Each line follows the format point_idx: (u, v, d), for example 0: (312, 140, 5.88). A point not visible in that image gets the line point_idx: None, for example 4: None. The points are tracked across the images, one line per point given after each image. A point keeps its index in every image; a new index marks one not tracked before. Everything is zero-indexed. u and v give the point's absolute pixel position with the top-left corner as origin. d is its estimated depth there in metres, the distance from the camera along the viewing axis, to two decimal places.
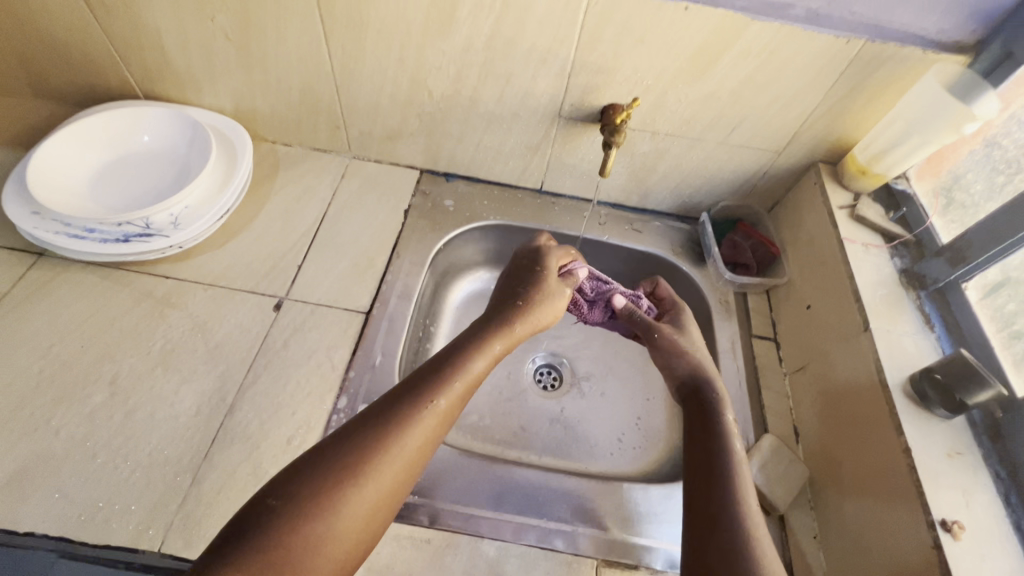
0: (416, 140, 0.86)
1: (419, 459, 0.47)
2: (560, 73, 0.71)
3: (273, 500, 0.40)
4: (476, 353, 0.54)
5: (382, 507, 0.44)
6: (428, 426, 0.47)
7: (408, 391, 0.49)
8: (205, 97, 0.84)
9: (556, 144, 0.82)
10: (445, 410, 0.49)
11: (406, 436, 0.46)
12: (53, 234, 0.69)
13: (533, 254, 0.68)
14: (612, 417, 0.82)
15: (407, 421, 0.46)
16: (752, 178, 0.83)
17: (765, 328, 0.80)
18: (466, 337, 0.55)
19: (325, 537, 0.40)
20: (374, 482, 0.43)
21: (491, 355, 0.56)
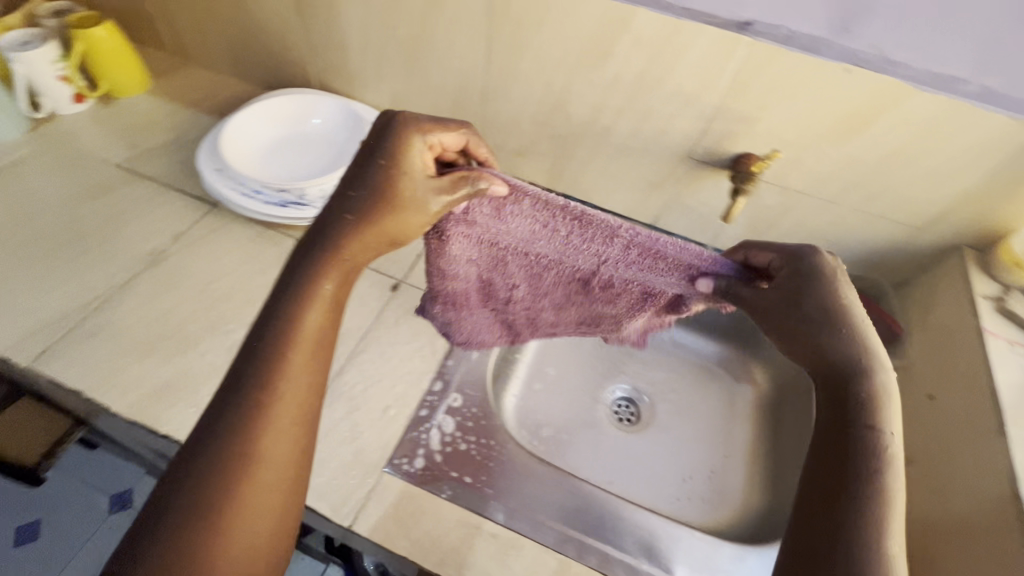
0: (543, 158, 0.91)
1: (296, 453, 0.47)
2: (700, 116, 0.73)
3: (182, 501, 0.43)
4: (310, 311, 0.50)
5: (271, 518, 0.45)
6: (297, 380, 0.48)
7: (265, 357, 0.48)
8: (368, 94, 0.95)
9: (679, 183, 0.84)
10: (289, 395, 0.48)
11: (256, 428, 0.46)
12: (230, 190, 0.81)
13: (379, 136, 0.54)
14: (684, 460, 0.83)
15: (249, 425, 0.46)
16: (882, 251, 0.79)
17: None
18: (271, 295, 0.51)
19: (221, 552, 0.42)
20: (252, 494, 0.44)
21: (320, 300, 0.51)
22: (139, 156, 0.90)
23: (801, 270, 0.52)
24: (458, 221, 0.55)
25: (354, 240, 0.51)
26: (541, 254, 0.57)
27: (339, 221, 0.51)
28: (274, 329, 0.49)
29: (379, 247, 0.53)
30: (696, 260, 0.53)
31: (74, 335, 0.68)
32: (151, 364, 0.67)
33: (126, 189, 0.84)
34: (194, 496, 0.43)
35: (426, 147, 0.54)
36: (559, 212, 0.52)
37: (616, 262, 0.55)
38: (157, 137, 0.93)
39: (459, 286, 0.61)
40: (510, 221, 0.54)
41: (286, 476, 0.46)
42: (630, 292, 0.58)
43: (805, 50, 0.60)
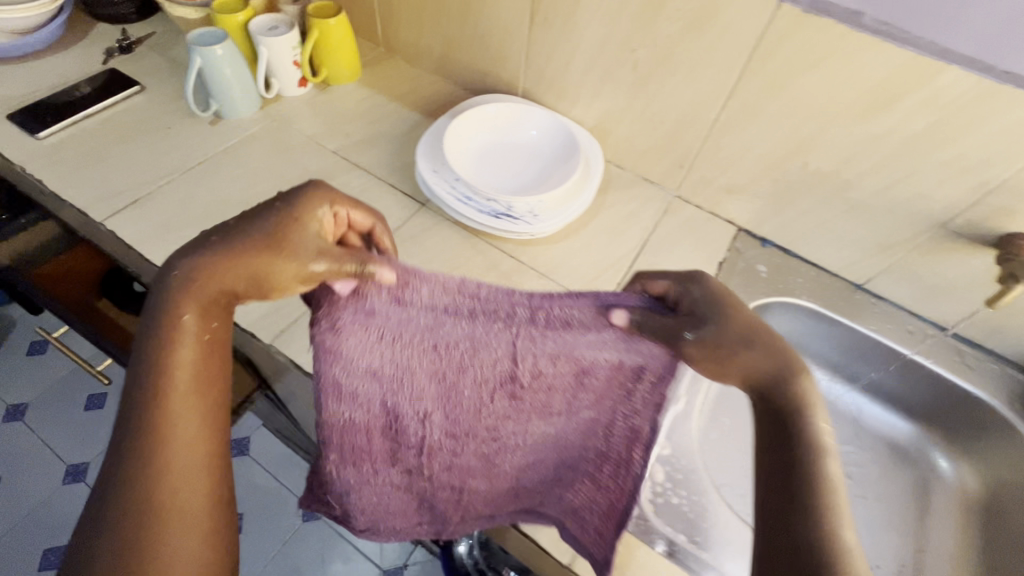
0: (753, 200, 0.86)
1: (209, 444, 0.49)
2: (976, 187, 0.66)
3: (116, 491, 0.46)
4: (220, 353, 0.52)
5: (200, 512, 0.47)
6: (187, 358, 0.50)
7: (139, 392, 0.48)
8: (575, 109, 0.93)
9: (916, 251, 0.77)
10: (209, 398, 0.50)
11: (174, 423, 0.48)
12: (446, 194, 0.83)
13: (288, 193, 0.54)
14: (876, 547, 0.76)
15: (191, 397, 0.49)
16: None
17: None
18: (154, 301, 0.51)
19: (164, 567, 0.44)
20: (184, 490, 0.47)
21: (205, 299, 0.51)
22: (352, 146, 0.93)
23: (698, 298, 0.51)
24: (349, 328, 0.52)
25: (217, 257, 0.51)
26: (451, 344, 0.54)
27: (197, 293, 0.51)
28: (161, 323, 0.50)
29: (241, 280, 0.51)
30: (594, 307, 0.48)
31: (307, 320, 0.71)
32: None
33: (345, 180, 0.88)
34: (138, 506, 0.45)
35: (330, 213, 0.55)
36: (460, 292, 0.50)
37: (525, 336, 0.51)
38: (368, 129, 0.96)
39: (360, 416, 0.59)
40: (364, 303, 0.50)
41: (207, 456, 0.49)
42: (563, 384, 0.56)
43: None
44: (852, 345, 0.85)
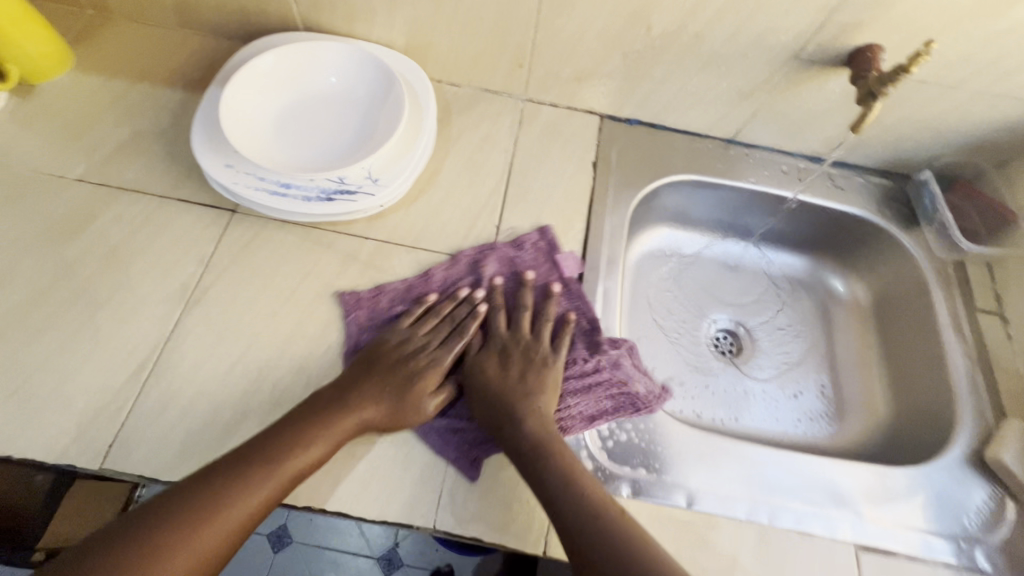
0: (608, 82, 0.76)
1: (258, 513, 0.49)
2: (820, 9, 0.61)
3: (151, 521, 0.46)
4: (356, 406, 0.55)
5: (229, 544, 0.47)
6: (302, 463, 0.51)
7: (249, 464, 0.50)
8: (376, 30, 0.75)
9: (774, 91, 0.73)
10: (311, 456, 0.52)
11: (275, 469, 0.50)
12: (254, 190, 0.64)
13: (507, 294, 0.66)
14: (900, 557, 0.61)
15: (301, 443, 0.52)
16: (991, 132, 0.74)
17: (990, 302, 0.75)
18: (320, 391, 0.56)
19: (187, 544, 0.45)
20: (239, 509, 0.48)
21: (349, 428, 0.54)
22: (105, 162, 0.69)
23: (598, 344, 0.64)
24: (421, 275, 0.66)
25: (369, 391, 0.56)
26: (437, 270, 0.67)
27: (393, 368, 0.58)
28: (334, 408, 0.54)
29: (384, 400, 0.56)
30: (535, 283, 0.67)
31: (140, 417, 0.55)
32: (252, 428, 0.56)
33: (112, 213, 0.65)
34: (211, 496, 0.47)
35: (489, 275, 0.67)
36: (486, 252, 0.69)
37: (503, 263, 0.69)
38: (117, 132, 0.71)
39: (394, 288, 0.65)
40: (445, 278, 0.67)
41: (253, 511, 0.48)
42: (507, 286, 0.67)
43: None
44: (737, 203, 0.84)
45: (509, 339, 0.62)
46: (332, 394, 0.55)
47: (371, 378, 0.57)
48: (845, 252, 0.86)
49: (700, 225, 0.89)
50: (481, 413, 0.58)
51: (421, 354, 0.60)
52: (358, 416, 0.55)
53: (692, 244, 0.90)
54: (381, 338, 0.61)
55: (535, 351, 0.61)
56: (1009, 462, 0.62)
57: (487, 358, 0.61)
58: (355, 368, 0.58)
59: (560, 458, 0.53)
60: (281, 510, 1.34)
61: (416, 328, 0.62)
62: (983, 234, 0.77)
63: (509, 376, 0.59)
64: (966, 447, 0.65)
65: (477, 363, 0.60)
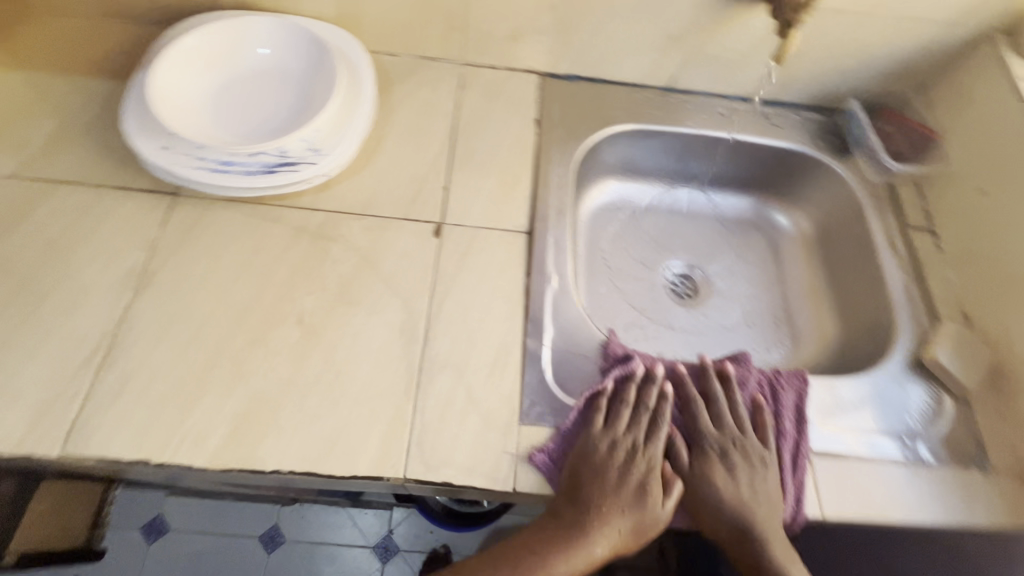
0: (543, 38, 0.78)
1: None
2: None
3: None
4: (593, 537, 0.53)
5: None
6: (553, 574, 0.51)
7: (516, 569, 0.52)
8: (305, 2, 0.74)
9: (703, 32, 0.75)
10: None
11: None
12: (193, 169, 0.63)
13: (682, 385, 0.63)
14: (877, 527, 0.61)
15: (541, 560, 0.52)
16: (909, 56, 0.78)
17: (920, 218, 0.79)
18: (545, 521, 0.54)
19: None
20: None
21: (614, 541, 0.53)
22: (35, 156, 0.67)
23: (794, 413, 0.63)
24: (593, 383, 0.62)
25: (617, 521, 0.54)
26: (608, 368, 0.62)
27: (609, 475, 0.55)
28: (563, 544, 0.52)
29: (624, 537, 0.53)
30: (691, 370, 0.65)
31: (97, 402, 0.54)
32: (213, 401, 0.55)
33: (48, 206, 0.64)
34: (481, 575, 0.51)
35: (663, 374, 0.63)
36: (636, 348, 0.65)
37: (657, 357, 0.65)
38: (45, 125, 0.69)
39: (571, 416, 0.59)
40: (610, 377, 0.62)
41: None
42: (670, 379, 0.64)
43: None
44: (681, 149, 0.86)
45: (718, 437, 0.59)
46: (560, 532, 0.53)
47: (620, 498, 0.55)
48: (788, 188, 0.89)
49: (648, 174, 0.91)
50: (710, 524, 0.56)
51: (630, 453, 0.57)
52: (613, 526, 0.53)
53: (643, 195, 0.92)
54: (596, 473, 0.55)
55: (748, 446, 0.59)
56: (942, 361, 0.67)
57: (710, 460, 0.58)
58: (563, 513, 0.54)
59: (761, 539, 0.55)
60: (272, 510, 1.31)
61: (614, 428, 0.58)
62: (909, 156, 0.81)
63: (742, 489, 0.57)
64: (905, 352, 0.69)
65: (703, 475, 0.58)
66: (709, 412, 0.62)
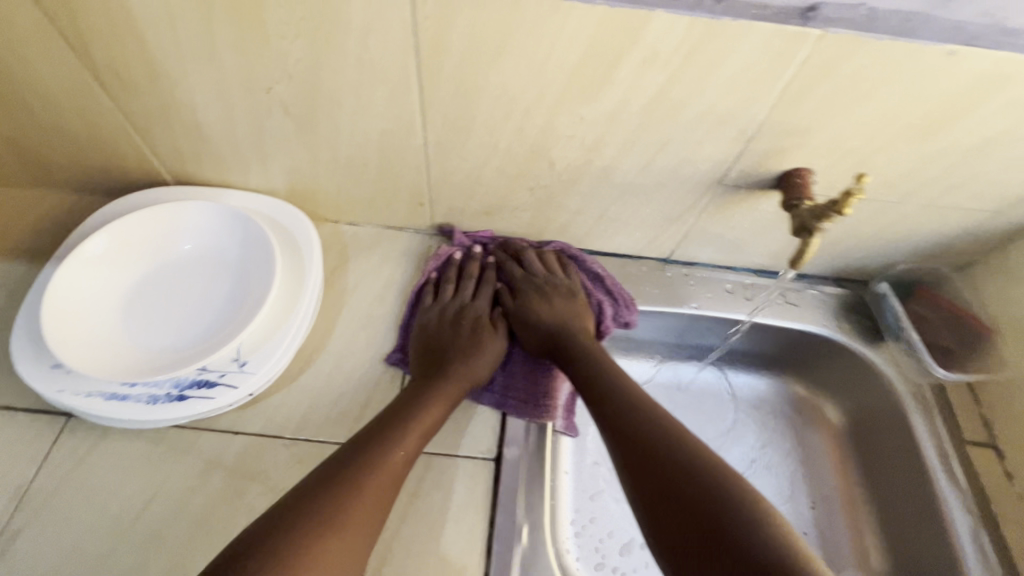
0: (521, 215, 0.68)
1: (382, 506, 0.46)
2: (736, 138, 0.54)
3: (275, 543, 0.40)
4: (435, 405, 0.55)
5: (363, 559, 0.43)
6: (398, 460, 0.49)
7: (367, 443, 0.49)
8: (252, 178, 0.66)
9: (703, 214, 0.65)
10: (402, 459, 0.49)
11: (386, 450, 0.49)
12: (85, 396, 0.52)
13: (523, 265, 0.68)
14: None
15: (398, 413, 0.53)
16: (947, 239, 0.66)
17: (978, 432, 0.65)
18: (392, 408, 0.54)
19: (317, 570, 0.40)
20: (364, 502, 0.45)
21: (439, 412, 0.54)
22: None
23: (573, 294, 0.66)
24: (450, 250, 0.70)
25: (450, 387, 0.57)
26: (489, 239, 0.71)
27: (463, 323, 0.63)
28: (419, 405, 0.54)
29: (484, 369, 0.61)
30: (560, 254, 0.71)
31: None
32: None
33: None
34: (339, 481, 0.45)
35: (519, 247, 0.70)
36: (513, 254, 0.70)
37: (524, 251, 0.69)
38: None
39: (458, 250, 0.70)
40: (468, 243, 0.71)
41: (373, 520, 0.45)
42: (522, 248, 0.70)
43: (896, 34, 0.43)
44: (683, 327, 0.75)
45: (531, 279, 0.66)
46: (406, 407, 0.53)
47: (488, 337, 0.63)
48: (811, 370, 0.77)
49: (645, 349, 0.78)
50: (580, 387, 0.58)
51: (476, 312, 0.64)
52: (478, 363, 0.60)
53: (638, 372, 0.79)
54: (443, 322, 0.63)
55: (557, 284, 0.66)
56: None
57: (551, 291, 0.65)
58: (462, 330, 0.63)
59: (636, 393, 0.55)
60: None
61: (461, 293, 0.66)
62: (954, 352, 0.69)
63: (557, 312, 0.64)
64: None
65: (557, 309, 0.64)
66: (525, 266, 0.68)
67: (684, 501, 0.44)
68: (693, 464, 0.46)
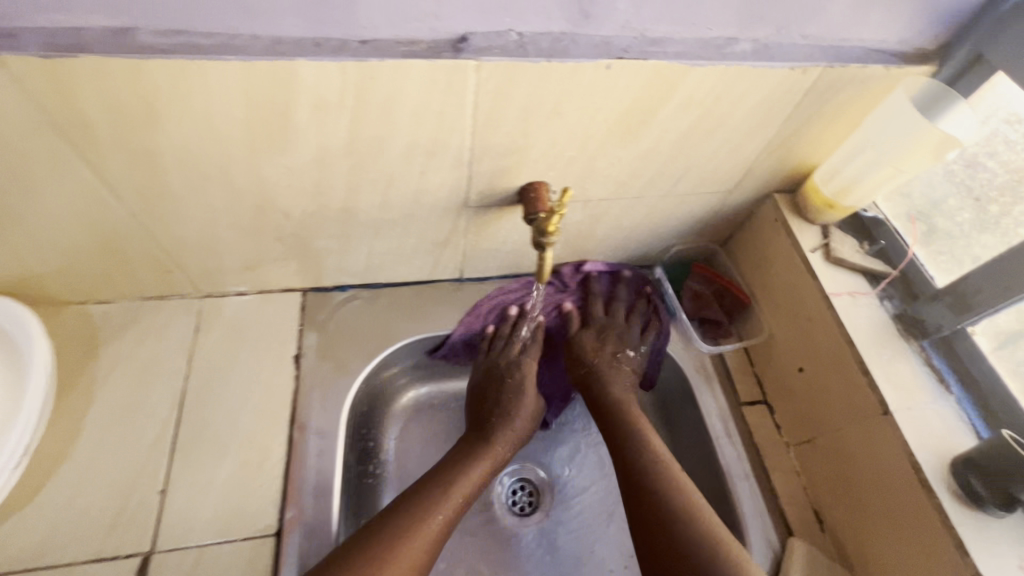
0: (286, 263, 0.64)
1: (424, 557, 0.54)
2: (457, 164, 0.53)
3: None
4: (474, 463, 0.63)
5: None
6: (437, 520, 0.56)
7: (422, 496, 0.58)
8: None
9: (469, 234, 0.65)
10: (441, 520, 0.57)
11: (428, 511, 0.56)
12: None
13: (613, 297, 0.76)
14: None
15: (431, 506, 0.57)
16: (701, 220, 0.71)
17: (751, 391, 0.71)
18: (457, 458, 0.63)
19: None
20: (414, 543, 0.54)
21: (474, 480, 0.62)
22: None
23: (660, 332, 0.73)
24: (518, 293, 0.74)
25: (505, 441, 0.66)
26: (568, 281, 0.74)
27: (511, 381, 0.69)
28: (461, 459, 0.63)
29: (502, 444, 0.66)
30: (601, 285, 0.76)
31: None
32: None
33: None
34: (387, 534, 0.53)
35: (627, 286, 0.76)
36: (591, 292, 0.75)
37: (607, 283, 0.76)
38: None
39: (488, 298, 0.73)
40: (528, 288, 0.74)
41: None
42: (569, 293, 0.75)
43: (549, 55, 0.44)
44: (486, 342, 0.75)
45: (595, 328, 0.73)
46: (455, 465, 0.62)
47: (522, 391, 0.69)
48: None
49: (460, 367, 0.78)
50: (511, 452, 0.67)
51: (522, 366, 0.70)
52: (516, 420, 0.67)
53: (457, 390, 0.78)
54: (488, 378, 0.70)
55: (625, 335, 0.73)
56: None
57: (616, 339, 0.72)
58: (490, 395, 0.69)
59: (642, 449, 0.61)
60: None
61: (511, 346, 0.71)
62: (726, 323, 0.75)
63: (622, 368, 0.71)
64: None
65: (610, 362, 0.70)
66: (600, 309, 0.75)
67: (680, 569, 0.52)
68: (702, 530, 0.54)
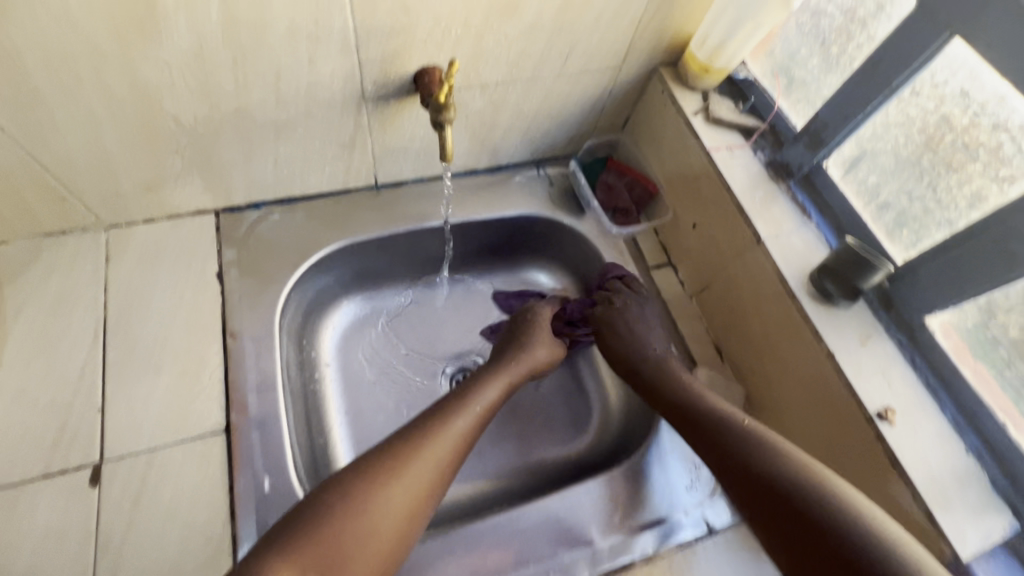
0: (191, 180, 0.63)
1: (427, 489, 0.53)
2: (344, 49, 0.54)
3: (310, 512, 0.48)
4: (480, 393, 0.62)
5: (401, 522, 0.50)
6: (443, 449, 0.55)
7: (416, 427, 0.56)
8: None
9: (374, 132, 0.66)
10: (449, 445, 0.56)
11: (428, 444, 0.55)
12: None
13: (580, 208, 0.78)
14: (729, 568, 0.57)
15: (445, 424, 0.57)
16: (598, 102, 0.75)
17: (657, 256, 0.78)
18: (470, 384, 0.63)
19: (374, 520, 0.49)
20: (408, 477, 0.52)
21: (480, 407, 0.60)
22: None
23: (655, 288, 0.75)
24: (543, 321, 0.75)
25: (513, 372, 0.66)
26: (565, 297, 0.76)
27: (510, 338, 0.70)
28: (464, 387, 0.62)
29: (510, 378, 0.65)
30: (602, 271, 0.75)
31: None
32: None
33: None
34: (372, 472, 0.51)
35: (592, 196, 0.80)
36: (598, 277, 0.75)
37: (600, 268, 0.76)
38: None
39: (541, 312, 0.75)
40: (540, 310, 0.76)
41: (407, 512, 0.51)
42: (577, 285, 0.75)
43: None
44: (411, 245, 0.77)
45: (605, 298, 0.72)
46: (461, 393, 0.61)
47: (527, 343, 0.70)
48: (539, 250, 0.84)
49: (391, 274, 0.80)
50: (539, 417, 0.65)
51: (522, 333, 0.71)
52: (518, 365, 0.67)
53: (392, 298, 0.81)
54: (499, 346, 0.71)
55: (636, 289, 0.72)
56: None
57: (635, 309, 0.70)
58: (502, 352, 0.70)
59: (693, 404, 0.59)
60: None
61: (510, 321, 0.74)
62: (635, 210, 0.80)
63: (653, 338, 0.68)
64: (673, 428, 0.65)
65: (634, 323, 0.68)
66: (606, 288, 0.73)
67: (786, 524, 0.48)
68: (775, 466, 0.50)
